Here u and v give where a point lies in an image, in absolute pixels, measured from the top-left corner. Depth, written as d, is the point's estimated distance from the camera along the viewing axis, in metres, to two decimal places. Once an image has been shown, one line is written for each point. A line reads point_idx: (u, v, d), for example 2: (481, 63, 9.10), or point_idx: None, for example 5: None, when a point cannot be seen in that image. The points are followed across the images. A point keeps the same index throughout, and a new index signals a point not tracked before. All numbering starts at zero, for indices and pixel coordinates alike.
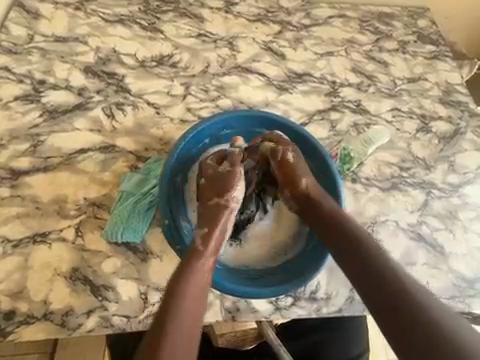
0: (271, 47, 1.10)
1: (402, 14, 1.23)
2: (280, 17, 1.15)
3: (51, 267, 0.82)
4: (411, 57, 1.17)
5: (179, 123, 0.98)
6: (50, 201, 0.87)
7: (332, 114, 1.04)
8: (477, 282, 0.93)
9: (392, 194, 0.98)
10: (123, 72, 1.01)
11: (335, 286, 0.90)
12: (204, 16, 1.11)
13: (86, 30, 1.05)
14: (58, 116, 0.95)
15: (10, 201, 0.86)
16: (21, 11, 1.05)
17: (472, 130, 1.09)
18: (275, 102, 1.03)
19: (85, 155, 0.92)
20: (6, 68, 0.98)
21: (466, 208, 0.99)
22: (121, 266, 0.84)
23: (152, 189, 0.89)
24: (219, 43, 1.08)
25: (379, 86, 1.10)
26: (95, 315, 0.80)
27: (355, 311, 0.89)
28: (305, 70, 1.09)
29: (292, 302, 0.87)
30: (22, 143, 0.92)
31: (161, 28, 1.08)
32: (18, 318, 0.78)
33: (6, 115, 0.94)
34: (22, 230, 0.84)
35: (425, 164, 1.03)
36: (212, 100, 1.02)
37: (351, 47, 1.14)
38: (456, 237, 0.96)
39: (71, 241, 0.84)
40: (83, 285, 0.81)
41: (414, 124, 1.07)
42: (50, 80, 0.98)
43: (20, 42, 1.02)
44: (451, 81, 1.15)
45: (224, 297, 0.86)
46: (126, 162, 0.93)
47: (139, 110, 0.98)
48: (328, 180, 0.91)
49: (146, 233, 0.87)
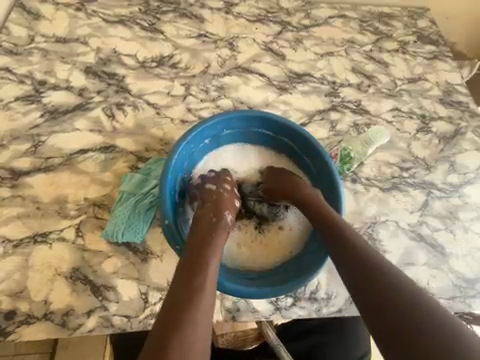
0: (271, 48, 1.10)
1: (402, 14, 1.23)
2: (280, 18, 1.15)
3: (51, 267, 0.82)
4: (411, 57, 1.17)
5: (180, 123, 0.99)
6: (51, 201, 0.87)
7: (332, 114, 1.04)
8: (478, 282, 0.92)
9: (392, 193, 0.98)
10: (123, 73, 1.01)
11: (335, 286, 0.90)
12: (205, 17, 1.12)
13: (86, 30, 1.05)
14: (58, 116, 0.95)
15: (11, 201, 0.87)
16: (22, 12, 1.06)
17: (472, 130, 1.09)
18: (275, 102, 1.04)
19: (85, 155, 0.92)
20: (7, 69, 0.99)
21: (467, 207, 1.00)
22: (121, 266, 0.84)
23: (152, 189, 0.90)
24: (219, 43, 1.08)
25: (379, 86, 1.10)
26: (95, 315, 0.80)
27: (355, 312, 0.89)
28: (305, 70, 1.09)
29: (292, 302, 0.88)
30: (23, 144, 0.92)
31: (162, 29, 1.08)
32: (18, 318, 0.78)
33: (7, 115, 0.94)
34: (23, 230, 0.84)
35: (426, 164, 1.03)
36: (212, 101, 1.02)
37: (351, 47, 1.14)
38: (456, 237, 0.96)
39: (71, 241, 0.85)
40: (84, 285, 0.81)
41: (414, 124, 1.07)
42: (51, 81, 0.98)
43: (20, 43, 1.02)
44: (452, 81, 1.15)
45: (224, 297, 0.86)
46: (126, 162, 0.93)
47: (139, 110, 0.98)
48: (329, 181, 0.89)
49: (146, 233, 0.88)
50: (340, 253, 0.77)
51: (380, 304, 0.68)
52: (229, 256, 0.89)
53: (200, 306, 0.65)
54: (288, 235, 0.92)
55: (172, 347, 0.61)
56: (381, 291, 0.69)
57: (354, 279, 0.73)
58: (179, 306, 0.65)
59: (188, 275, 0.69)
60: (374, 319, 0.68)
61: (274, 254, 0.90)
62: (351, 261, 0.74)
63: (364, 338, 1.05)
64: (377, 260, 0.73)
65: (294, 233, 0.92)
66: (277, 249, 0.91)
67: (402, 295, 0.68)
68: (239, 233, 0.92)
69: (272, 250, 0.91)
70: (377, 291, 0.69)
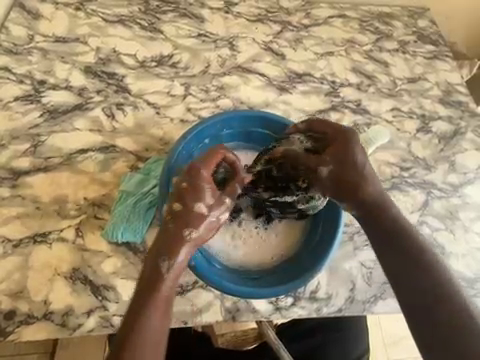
0: (271, 47, 1.10)
1: (402, 14, 1.23)
2: (280, 17, 1.15)
3: (51, 267, 0.82)
4: (411, 57, 1.17)
5: (180, 123, 0.98)
6: (51, 201, 0.87)
7: (332, 114, 1.04)
8: (477, 282, 0.93)
9: (392, 193, 0.98)
10: (123, 73, 1.01)
11: (335, 286, 0.89)
12: (205, 17, 1.11)
13: (86, 30, 1.05)
14: (58, 116, 0.95)
15: (10, 201, 0.86)
16: (22, 11, 1.05)
17: (472, 130, 1.09)
18: (275, 102, 1.04)
19: (85, 155, 0.92)
20: (7, 69, 0.98)
21: (467, 207, 1.00)
22: (121, 266, 0.84)
23: (152, 189, 0.88)
24: (219, 43, 1.08)
25: (379, 86, 1.10)
26: (95, 315, 0.80)
27: (354, 311, 0.89)
28: (305, 70, 1.09)
29: (292, 302, 0.88)
30: (23, 143, 0.91)
31: (162, 29, 1.08)
32: (18, 318, 0.78)
33: (6, 115, 0.94)
34: (22, 230, 0.84)
35: (426, 164, 1.03)
36: (212, 101, 1.02)
37: (351, 47, 1.14)
38: (456, 237, 0.96)
39: (71, 241, 0.84)
40: (83, 285, 0.81)
41: (414, 124, 1.07)
42: (51, 80, 0.98)
43: (20, 42, 1.02)
44: (451, 81, 1.15)
45: (224, 297, 0.86)
46: (126, 162, 0.93)
47: (139, 110, 0.98)
48: None
49: (146, 233, 0.87)
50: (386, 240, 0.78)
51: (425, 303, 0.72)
52: (228, 256, 0.87)
53: (159, 299, 0.70)
54: (287, 231, 0.90)
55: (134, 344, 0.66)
56: (425, 286, 0.73)
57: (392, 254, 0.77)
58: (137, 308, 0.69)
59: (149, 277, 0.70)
60: (423, 328, 0.72)
61: (274, 250, 0.89)
62: (391, 244, 0.78)
63: (363, 338, 1.05)
64: (415, 243, 0.77)
65: (293, 230, 0.91)
66: (277, 244, 0.89)
67: (439, 288, 0.73)
68: (240, 228, 0.88)
69: (271, 246, 0.89)
70: (418, 285, 0.74)
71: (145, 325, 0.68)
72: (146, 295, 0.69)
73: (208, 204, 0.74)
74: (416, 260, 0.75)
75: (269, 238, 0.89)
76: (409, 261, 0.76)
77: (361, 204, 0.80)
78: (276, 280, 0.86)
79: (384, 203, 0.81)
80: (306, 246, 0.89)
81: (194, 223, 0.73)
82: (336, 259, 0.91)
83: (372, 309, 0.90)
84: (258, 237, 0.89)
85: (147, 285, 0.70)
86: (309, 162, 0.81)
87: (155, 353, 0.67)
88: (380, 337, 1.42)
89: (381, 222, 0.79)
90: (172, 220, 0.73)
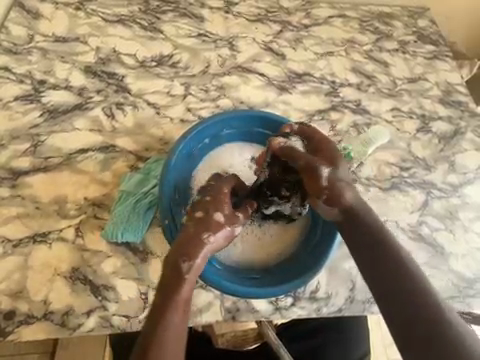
0: (271, 47, 1.10)
1: (402, 14, 1.23)
2: (280, 17, 1.15)
3: (51, 267, 0.82)
4: (411, 57, 1.17)
5: (180, 123, 0.98)
6: (51, 201, 0.87)
7: (332, 114, 1.04)
8: (477, 282, 0.93)
9: (392, 193, 0.98)
10: (123, 72, 1.01)
11: (335, 286, 0.90)
12: (205, 16, 1.11)
13: (86, 30, 1.05)
14: (58, 116, 0.95)
15: (10, 201, 0.86)
16: (22, 11, 1.05)
17: (472, 130, 1.09)
18: (274, 102, 1.04)
19: (85, 155, 0.92)
20: (7, 69, 0.98)
21: (467, 207, 1.00)
22: (121, 266, 0.84)
23: (152, 189, 0.89)
24: (219, 43, 1.08)
25: (379, 86, 1.10)
26: (95, 315, 0.80)
27: (354, 311, 0.89)
28: (305, 70, 1.09)
29: (292, 302, 0.88)
30: (23, 143, 0.91)
31: (162, 29, 1.08)
32: (18, 318, 0.78)
33: (6, 115, 0.94)
34: (22, 230, 0.84)
35: (425, 164, 1.03)
36: (212, 100, 1.02)
37: (351, 46, 1.14)
38: (456, 237, 0.96)
39: (71, 241, 0.85)
40: (83, 285, 0.82)
41: (414, 124, 1.07)
42: (51, 80, 0.98)
43: (20, 42, 1.02)
44: (451, 81, 1.15)
45: (224, 297, 0.86)
46: (126, 162, 0.93)
47: (139, 110, 0.98)
48: None
49: (146, 233, 0.87)
50: (369, 246, 0.76)
51: (401, 299, 0.70)
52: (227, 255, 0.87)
53: (182, 296, 0.70)
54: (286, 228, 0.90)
55: (159, 338, 0.66)
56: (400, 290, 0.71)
57: (370, 254, 0.75)
58: (162, 302, 0.69)
59: (172, 273, 0.71)
60: (401, 331, 0.69)
61: (273, 248, 0.89)
62: (369, 245, 0.76)
63: (363, 338, 1.05)
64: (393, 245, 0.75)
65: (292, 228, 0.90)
66: (276, 242, 0.89)
67: (413, 284, 0.71)
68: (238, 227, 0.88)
69: (270, 244, 0.89)
70: (399, 290, 0.71)
71: (168, 322, 0.67)
72: (170, 292, 0.69)
73: (226, 216, 0.76)
74: (392, 260, 0.74)
75: (267, 236, 0.89)
76: (386, 261, 0.74)
77: (343, 211, 0.79)
78: (275, 280, 0.86)
79: (364, 210, 0.79)
80: (305, 246, 0.89)
81: (213, 230, 0.74)
82: (335, 259, 0.91)
83: (372, 309, 0.90)
84: (255, 236, 0.89)
85: (170, 281, 0.70)
86: (311, 160, 0.79)
87: (176, 351, 0.67)
88: (380, 337, 1.42)
89: (363, 228, 0.78)
90: (194, 225, 0.74)
